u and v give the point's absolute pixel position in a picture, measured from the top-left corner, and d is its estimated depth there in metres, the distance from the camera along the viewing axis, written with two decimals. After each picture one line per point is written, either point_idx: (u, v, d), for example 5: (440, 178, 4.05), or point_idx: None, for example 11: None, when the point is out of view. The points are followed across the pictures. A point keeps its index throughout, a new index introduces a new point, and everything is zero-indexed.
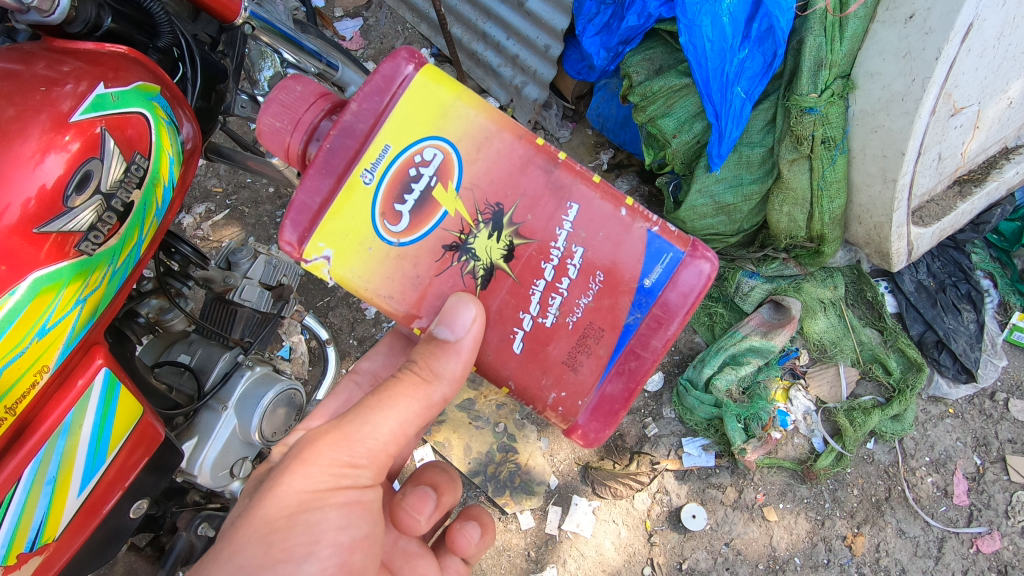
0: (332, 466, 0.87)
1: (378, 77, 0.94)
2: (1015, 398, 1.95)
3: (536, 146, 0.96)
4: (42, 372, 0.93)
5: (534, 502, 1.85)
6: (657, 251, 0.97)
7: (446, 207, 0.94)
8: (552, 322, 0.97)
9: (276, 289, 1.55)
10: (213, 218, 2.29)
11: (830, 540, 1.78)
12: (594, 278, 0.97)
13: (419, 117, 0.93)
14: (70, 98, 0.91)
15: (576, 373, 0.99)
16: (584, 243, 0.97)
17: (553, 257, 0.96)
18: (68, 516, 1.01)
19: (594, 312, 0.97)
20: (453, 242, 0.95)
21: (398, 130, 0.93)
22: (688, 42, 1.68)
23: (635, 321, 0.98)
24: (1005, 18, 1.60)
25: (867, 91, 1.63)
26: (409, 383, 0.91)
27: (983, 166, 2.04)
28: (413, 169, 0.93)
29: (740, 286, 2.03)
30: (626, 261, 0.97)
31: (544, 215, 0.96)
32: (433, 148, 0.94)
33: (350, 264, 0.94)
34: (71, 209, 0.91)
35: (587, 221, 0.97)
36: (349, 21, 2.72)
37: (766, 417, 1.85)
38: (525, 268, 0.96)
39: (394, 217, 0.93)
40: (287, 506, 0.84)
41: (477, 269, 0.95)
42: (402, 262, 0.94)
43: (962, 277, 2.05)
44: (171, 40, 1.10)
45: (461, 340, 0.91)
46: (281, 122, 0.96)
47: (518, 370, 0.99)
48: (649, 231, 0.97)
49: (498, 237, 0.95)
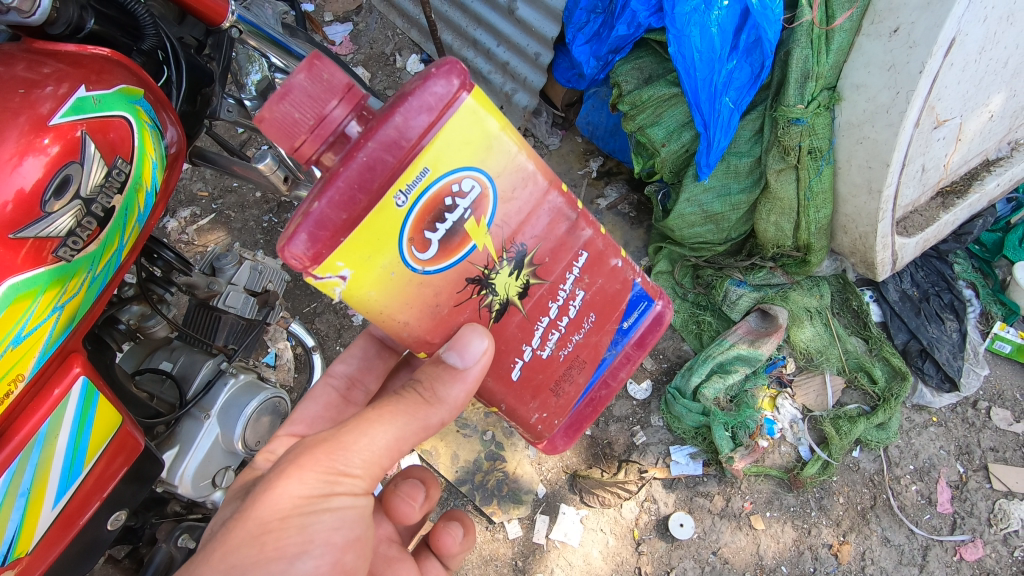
0: (325, 474, 0.83)
1: (429, 94, 0.78)
2: (996, 406, 1.98)
3: (562, 193, 0.92)
4: (17, 381, 0.91)
5: (521, 511, 1.83)
6: (638, 299, 1.05)
7: (476, 240, 0.87)
8: (548, 354, 0.99)
9: (261, 295, 1.48)
10: (198, 222, 2.27)
11: (816, 548, 1.79)
12: (587, 318, 1.00)
13: (464, 147, 0.82)
14: (50, 100, 0.89)
15: (558, 398, 1.02)
16: (586, 288, 0.99)
17: (560, 297, 0.97)
18: (42, 528, 0.99)
19: (582, 347, 1.02)
20: (477, 277, 0.89)
21: (441, 155, 0.81)
22: (677, 52, 1.70)
23: (611, 356, 1.06)
24: (986, 34, 1.63)
25: (853, 103, 1.65)
26: (411, 401, 0.88)
27: (965, 178, 2.07)
28: (450, 199, 0.83)
29: (727, 295, 2.03)
30: (614, 309, 1.03)
31: (559, 260, 0.95)
32: (472, 180, 0.84)
33: (368, 289, 0.82)
34: (49, 214, 0.89)
35: (592, 270, 0.99)
36: (338, 26, 2.72)
37: (753, 426, 1.87)
38: (535, 306, 0.95)
39: (423, 244, 0.83)
40: (282, 507, 0.81)
41: (494, 303, 0.92)
42: (423, 289, 0.86)
43: (945, 287, 2.08)
44: (155, 42, 1.08)
45: (470, 369, 0.88)
46: (301, 115, 0.78)
47: (512, 396, 0.99)
48: (636, 282, 1.04)
49: (518, 274, 0.92)
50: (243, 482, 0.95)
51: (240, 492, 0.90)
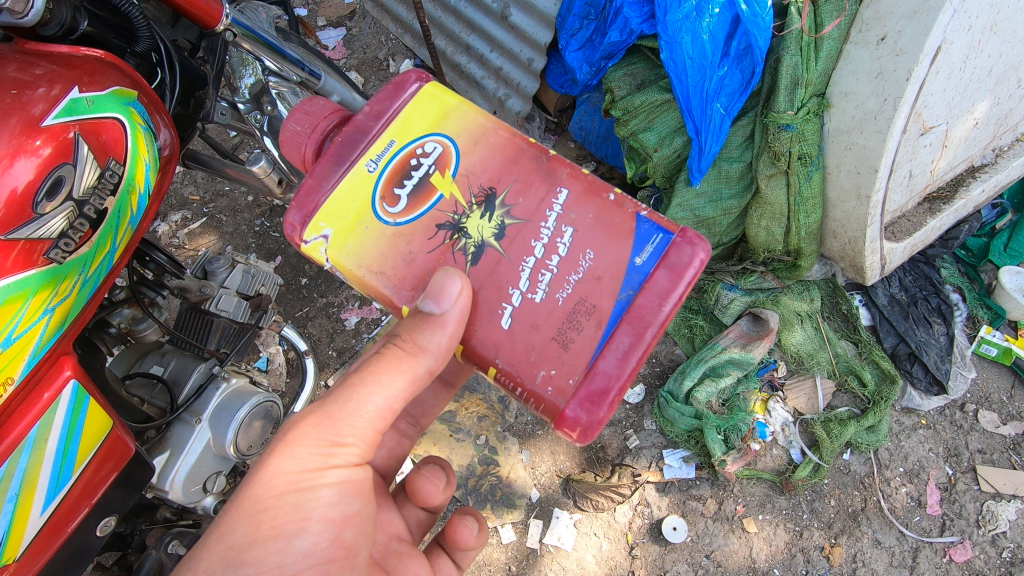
0: (318, 446, 0.85)
1: (390, 87, 0.97)
2: (983, 409, 2.00)
3: (530, 145, 0.94)
4: (7, 384, 0.90)
5: (514, 515, 1.83)
6: (646, 231, 0.88)
7: (442, 190, 0.91)
8: (543, 298, 0.86)
9: (254, 299, 1.49)
10: (189, 226, 2.25)
11: (808, 551, 1.79)
12: (584, 256, 0.88)
13: (424, 118, 0.95)
14: (42, 102, 0.89)
15: (568, 352, 0.84)
16: (574, 224, 0.89)
17: (543, 236, 0.89)
18: (30, 534, 0.97)
19: (586, 289, 0.86)
20: (449, 224, 0.90)
21: (403, 128, 0.94)
22: (668, 58, 1.72)
23: (627, 298, 0.85)
24: (971, 42, 1.66)
25: (841, 110, 1.67)
26: (392, 357, 0.87)
27: (951, 184, 2.11)
28: (415, 159, 0.92)
29: (719, 299, 2.05)
30: (614, 244, 0.88)
31: (535, 198, 0.91)
32: (434, 144, 0.94)
33: (347, 244, 0.89)
34: (41, 216, 0.88)
35: (580, 206, 0.90)
36: (331, 31, 2.72)
37: (745, 429, 1.87)
38: (516, 245, 0.88)
39: (392, 199, 0.90)
40: (277, 485, 0.84)
41: (468, 246, 0.89)
42: (397, 240, 0.89)
43: (932, 291, 2.10)
44: (149, 44, 1.07)
45: (448, 313, 0.83)
46: (301, 126, 0.97)
47: (506, 350, 0.86)
48: (641, 213, 0.90)
49: (489, 215, 0.90)
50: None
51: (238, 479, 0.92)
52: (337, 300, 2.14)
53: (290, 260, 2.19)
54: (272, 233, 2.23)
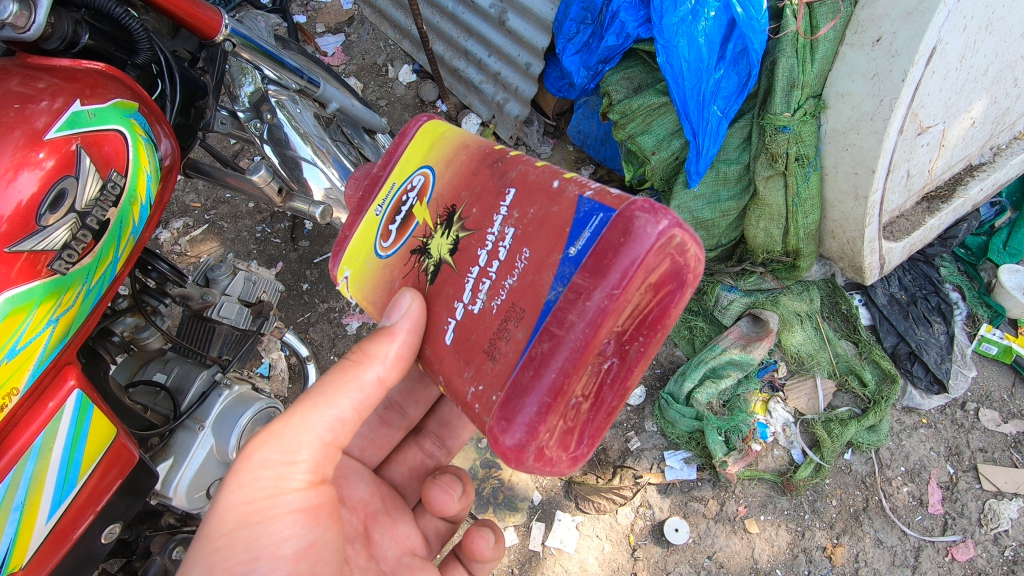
0: (269, 471, 0.87)
1: (401, 134, 1.02)
2: (985, 407, 2.00)
3: (491, 151, 0.89)
4: (12, 395, 0.91)
5: (517, 518, 1.84)
6: (584, 215, 0.76)
7: (418, 216, 0.91)
8: (481, 307, 0.81)
9: (256, 305, 1.46)
10: (191, 233, 2.26)
11: (810, 551, 1.80)
12: (520, 256, 0.80)
13: (416, 153, 0.97)
14: (45, 115, 0.90)
15: (494, 362, 0.78)
16: (516, 223, 0.82)
17: (488, 242, 0.83)
18: (36, 542, 0.98)
19: (519, 292, 0.78)
20: (418, 247, 0.89)
21: (403, 168, 0.97)
22: (665, 61, 1.72)
23: (556, 295, 0.75)
24: (966, 42, 1.67)
25: (838, 111, 1.68)
26: (341, 368, 0.90)
27: (949, 183, 2.11)
28: (405, 195, 0.94)
29: (719, 300, 2.06)
30: (550, 234, 0.78)
31: (485, 204, 0.86)
32: (421, 175, 0.94)
33: (360, 279, 0.96)
34: (44, 228, 0.89)
35: (521, 203, 0.83)
36: (330, 37, 2.74)
37: (745, 430, 1.88)
38: (463, 256, 0.84)
39: (385, 234, 0.93)
40: (228, 522, 0.85)
41: (427, 265, 0.87)
42: (386, 270, 0.92)
43: (932, 290, 2.11)
44: (149, 56, 1.08)
45: (397, 323, 0.85)
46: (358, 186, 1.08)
47: (447, 363, 0.84)
48: (582, 195, 0.78)
49: (448, 230, 0.87)
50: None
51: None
52: (338, 305, 2.15)
53: (291, 266, 2.20)
54: (273, 239, 2.24)
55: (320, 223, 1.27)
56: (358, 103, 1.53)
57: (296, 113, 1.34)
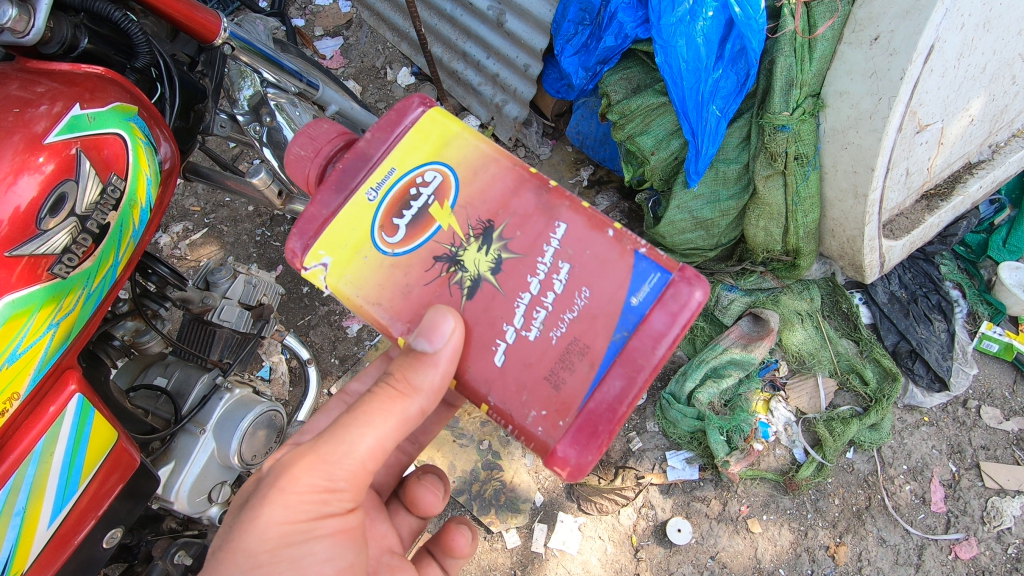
0: (310, 492, 0.84)
1: (391, 113, 0.97)
2: (986, 405, 2.00)
3: (529, 175, 0.93)
4: (13, 399, 0.91)
5: (520, 520, 1.83)
6: (643, 270, 0.88)
7: (439, 220, 0.91)
8: (537, 335, 0.87)
9: (256, 308, 1.48)
10: (190, 237, 2.26)
11: (813, 550, 1.79)
12: (580, 293, 0.87)
13: (424, 146, 0.94)
14: (45, 119, 0.90)
15: (558, 391, 0.85)
16: (571, 260, 0.89)
17: (539, 270, 0.88)
18: (37, 548, 0.98)
19: (580, 327, 0.86)
20: (445, 256, 0.90)
21: (404, 156, 0.94)
22: (664, 62, 1.74)
23: (620, 339, 0.86)
24: (964, 40, 1.67)
25: (836, 110, 1.68)
26: (385, 396, 0.88)
27: (949, 181, 2.11)
28: (415, 189, 0.92)
29: (719, 300, 2.06)
30: (610, 282, 0.88)
31: (532, 233, 0.90)
32: (433, 172, 0.93)
33: (345, 268, 0.90)
34: (44, 232, 0.89)
35: (574, 243, 0.90)
36: (328, 41, 2.74)
37: (747, 429, 1.88)
38: (512, 279, 0.88)
39: (392, 229, 0.91)
40: (269, 539, 0.82)
41: (465, 279, 0.89)
42: (393, 270, 0.90)
43: (932, 288, 2.11)
44: (149, 60, 1.08)
45: (440, 350, 0.84)
46: (306, 151, 0.99)
47: (499, 385, 0.87)
48: (638, 251, 0.89)
49: (486, 247, 0.89)
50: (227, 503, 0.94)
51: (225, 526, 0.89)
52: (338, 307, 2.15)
53: (291, 269, 2.20)
54: (273, 242, 2.24)
55: None
56: (358, 106, 1.52)
57: (296, 116, 1.31)
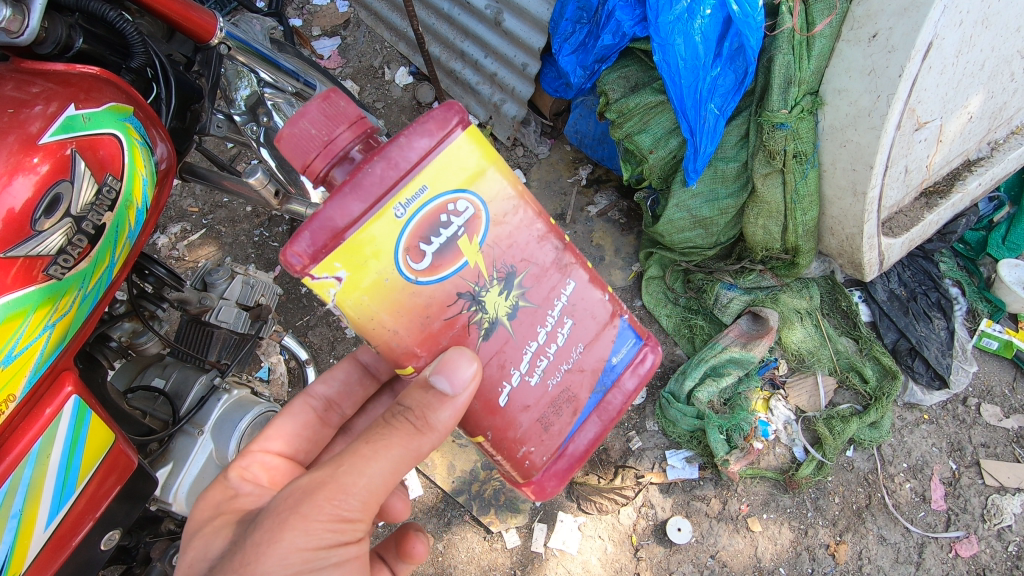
0: (330, 521, 0.78)
1: (430, 119, 0.79)
2: (986, 403, 2.00)
3: (551, 225, 0.89)
4: (9, 401, 0.91)
5: (519, 520, 1.83)
6: (626, 336, 0.98)
7: (467, 256, 0.83)
8: (537, 381, 0.90)
9: (254, 309, 1.46)
10: (188, 238, 2.26)
11: (813, 549, 1.79)
12: (576, 349, 0.93)
13: (462, 167, 0.81)
14: (39, 119, 0.89)
15: (547, 433, 0.93)
16: (574, 315, 0.92)
17: (548, 322, 0.90)
18: (34, 550, 0.97)
19: (572, 379, 0.93)
20: (468, 294, 0.84)
21: (440, 175, 0.79)
22: (662, 60, 1.73)
23: (600, 394, 0.97)
24: (962, 37, 1.66)
25: (835, 107, 1.68)
26: (402, 432, 0.83)
27: (948, 178, 2.11)
28: (446, 216, 0.80)
29: (718, 299, 2.05)
30: (602, 343, 0.95)
31: (547, 286, 0.89)
32: (467, 202, 0.82)
33: (358, 294, 0.77)
34: (39, 233, 0.89)
35: (580, 300, 0.93)
36: (326, 41, 2.74)
37: (746, 428, 1.87)
38: (523, 326, 0.88)
39: (418, 254, 0.79)
40: (291, 565, 0.76)
41: (483, 321, 0.85)
42: (414, 300, 0.81)
43: (931, 285, 2.11)
44: (144, 60, 1.08)
45: (459, 395, 0.82)
46: (317, 132, 0.78)
47: (499, 423, 0.89)
48: (624, 318, 0.98)
49: (507, 293, 0.86)
50: (220, 516, 0.87)
51: (224, 543, 0.81)
52: None
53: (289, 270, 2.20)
54: (271, 242, 2.24)
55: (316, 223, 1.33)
56: None
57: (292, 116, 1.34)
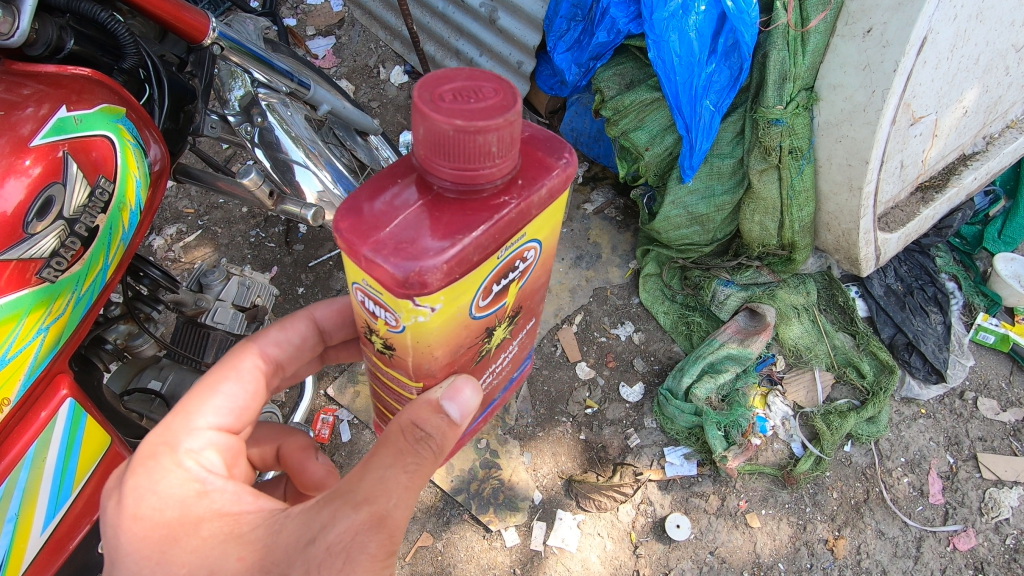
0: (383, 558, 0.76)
1: (563, 176, 0.78)
2: (983, 396, 2.00)
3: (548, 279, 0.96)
4: (3, 405, 0.90)
5: (518, 518, 1.82)
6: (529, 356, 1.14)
7: (507, 298, 0.86)
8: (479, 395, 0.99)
9: (250, 310, 1.48)
10: (184, 239, 2.25)
11: (812, 544, 1.79)
12: (505, 367, 1.03)
13: (548, 222, 0.82)
14: (31, 121, 0.89)
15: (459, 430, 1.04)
16: (520, 342, 1.01)
17: (507, 349, 0.98)
18: (32, 553, 0.97)
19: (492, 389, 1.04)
20: (490, 329, 0.87)
21: (538, 227, 0.80)
22: (656, 57, 1.72)
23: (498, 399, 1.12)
24: (957, 31, 1.66)
25: (830, 103, 1.68)
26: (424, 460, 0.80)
27: (943, 173, 2.11)
28: (517, 263, 0.82)
29: (716, 295, 2.06)
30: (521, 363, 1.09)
31: (525, 319, 0.97)
32: (533, 252, 0.84)
33: (435, 324, 0.75)
34: (32, 235, 0.88)
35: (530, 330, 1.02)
36: (321, 40, 2.73)
37: (745, 424, 1.89)
38: (495, 352, 0.94)
39: (486, 295, 0.80)
40: None
41: (484, 347, 0.89)
42: (462, 330, 0.81)
43: (928, 280, 2.11)
44: (136, 61, 1.07)
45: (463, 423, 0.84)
46: (491, 149, 0.68)
47: None
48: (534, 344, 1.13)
49: (509, 327, 0.92)
50: (208, 523, 0.78)
51: (242, 567, 0.76)
52: None
53: (286, 270, 2.19)
54: (268, 243, 2.24)
55: (313, 225, 1.24)
56: (350, 106, 1.54)
57: (287, 117, 1.33)
